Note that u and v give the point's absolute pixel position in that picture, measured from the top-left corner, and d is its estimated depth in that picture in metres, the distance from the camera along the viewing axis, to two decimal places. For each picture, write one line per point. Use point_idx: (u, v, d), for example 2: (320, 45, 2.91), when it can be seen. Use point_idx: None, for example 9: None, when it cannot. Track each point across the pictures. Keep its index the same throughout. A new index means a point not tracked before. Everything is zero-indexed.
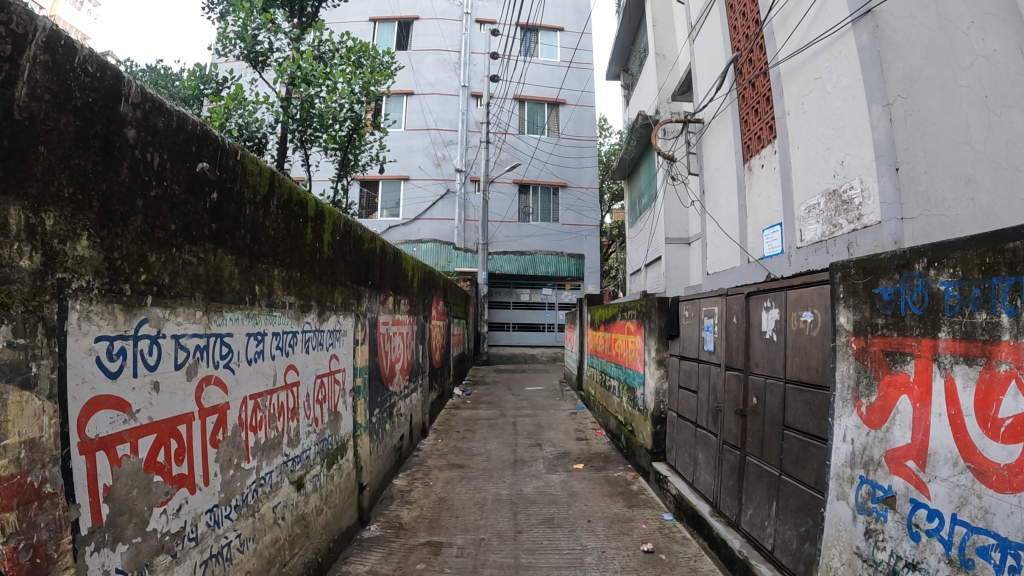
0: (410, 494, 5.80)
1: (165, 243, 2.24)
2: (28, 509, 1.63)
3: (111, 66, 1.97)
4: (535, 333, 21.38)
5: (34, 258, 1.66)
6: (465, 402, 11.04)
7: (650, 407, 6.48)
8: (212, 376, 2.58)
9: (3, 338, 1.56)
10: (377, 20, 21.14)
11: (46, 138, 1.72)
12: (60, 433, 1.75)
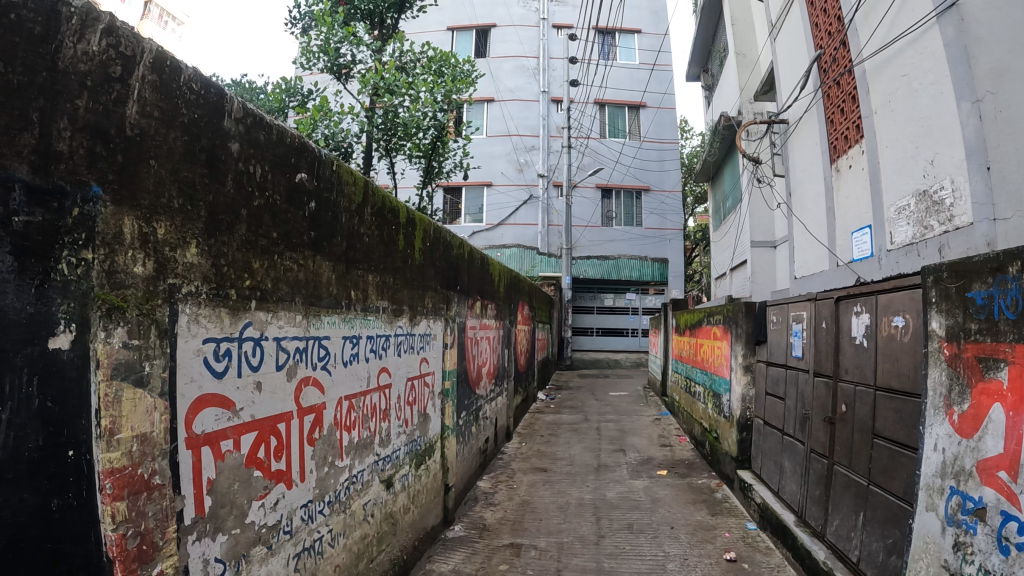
0: (494, 496, 5.86)
1: (267, 250, 2.35)
2: (138, 498, 1.75)
3: (215, 83, 2.08)
4: (618, 337, 21.28)
5: (148, 264, 1.78)
6: (549, 406, 11.10)
7: (736, 413, 6.36)
8: (310, 377, 2.69)
9: (118, 339, 1.69)
10: (455, 29, 21.42)
11: (157, 152, 1.84)
12: (169, 428, 1.87)
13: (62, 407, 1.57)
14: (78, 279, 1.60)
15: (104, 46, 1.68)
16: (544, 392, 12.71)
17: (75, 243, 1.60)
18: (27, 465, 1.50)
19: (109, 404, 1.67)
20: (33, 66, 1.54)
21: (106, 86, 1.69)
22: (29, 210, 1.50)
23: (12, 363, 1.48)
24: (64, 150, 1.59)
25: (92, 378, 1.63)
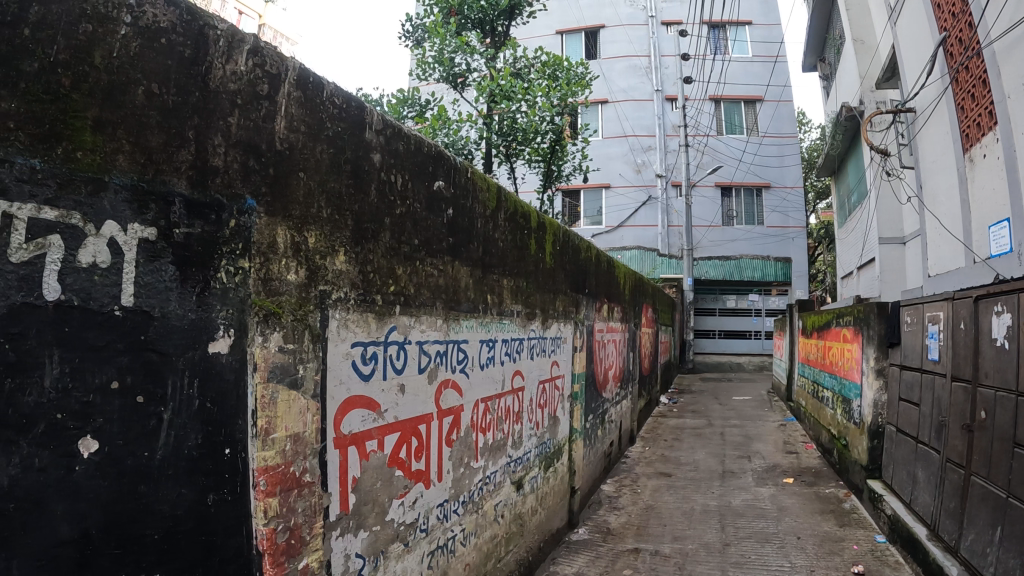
0: (618, 500, 5.81)
1: (410, 257, 2.44)
2: (289, 495, 1.85)
3: (357, 98, 2.16)
4: (741, 341, 20.61)
5: (300, 272, 1.89)
6: (671, 410, 10.95)
7: (867, 420, 6.04)
8: (449, 380, 2.75)
9: (274, 344, 1.80)
10: (565, 32, 21.44)
11: (306, 165, 1.94)
12: (320, 428, 1.97)
13: (218, 408, 1.67)
14: (236, 286, 1.71)
15: (251, 66, 1.79)
16: (668, 396, 12.54)
17: (234, 253, 1.72)
18: (187, 461, 1.62)
19: (265, 405, 1.78)
20: (186, 87, 1.65)
21: (254, 104, 1.79)
22: (188, 222, 1.63)
23: (175, 366, 1.60)
24: (219, 165, 1.70)
25: (249, 381, 1.74)
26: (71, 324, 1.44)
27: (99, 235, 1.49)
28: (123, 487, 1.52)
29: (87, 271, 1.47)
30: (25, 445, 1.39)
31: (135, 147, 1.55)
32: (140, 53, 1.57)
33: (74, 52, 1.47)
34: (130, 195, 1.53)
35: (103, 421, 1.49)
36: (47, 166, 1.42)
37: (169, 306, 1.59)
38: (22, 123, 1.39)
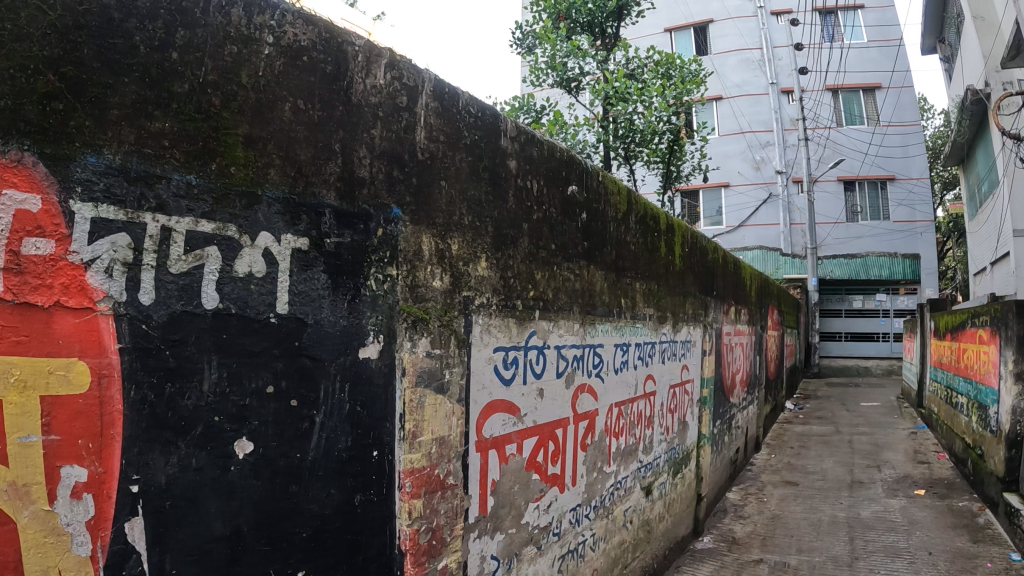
0: (744, 509, 5.65)
1: (547, 262, 2.55)
2: (432, 497, 1.97)
3: (491, 107, 2.26)
4: (870, 343, 19.84)
5: (444, 279, 2.04)
6: (796, 416, 10.59)
7: (1005, 428, 5.60)
8: (586, 385, 2.81)
9: (422, 349, 1.94)
10: (672, 29, 21.15)
11: (447, 174, 2.07)
12: (464, 432, 2.09)
13: (369, 411, 1.79)
14: (385, 293, 1.85)
15: (389, 78, 1.89)
16: (793, 402, 12.14)
17: (381, 261, 1.85)
18: (336, 462, 1.72)
19: (413, 409, 1.91)
20: (332, 103, 1.77)
21: (395, 115, 1.91)
22: (337, 232, 1.75)
23: (328, 370, 1.71)
24: (365, 176, 1.83)
25: (397, 385, 1.87)
26: (230, 331, 1.55)
27: (254, 246, 1.61)
28: (275, 486, 1.62)
29: (244, 281, 1.58)
30: (185, 445, 1.49)
31: (285, 161, 1.66)
32: (284, 71, 1.67)
33: (221, 73, 1.57)
34: (282, 208, 1.65)
35: (258, 424, 1.59)
36: (204, 183, 1.53)
37: (322, 313, 1.71)
38: (178, 142, 1.50)
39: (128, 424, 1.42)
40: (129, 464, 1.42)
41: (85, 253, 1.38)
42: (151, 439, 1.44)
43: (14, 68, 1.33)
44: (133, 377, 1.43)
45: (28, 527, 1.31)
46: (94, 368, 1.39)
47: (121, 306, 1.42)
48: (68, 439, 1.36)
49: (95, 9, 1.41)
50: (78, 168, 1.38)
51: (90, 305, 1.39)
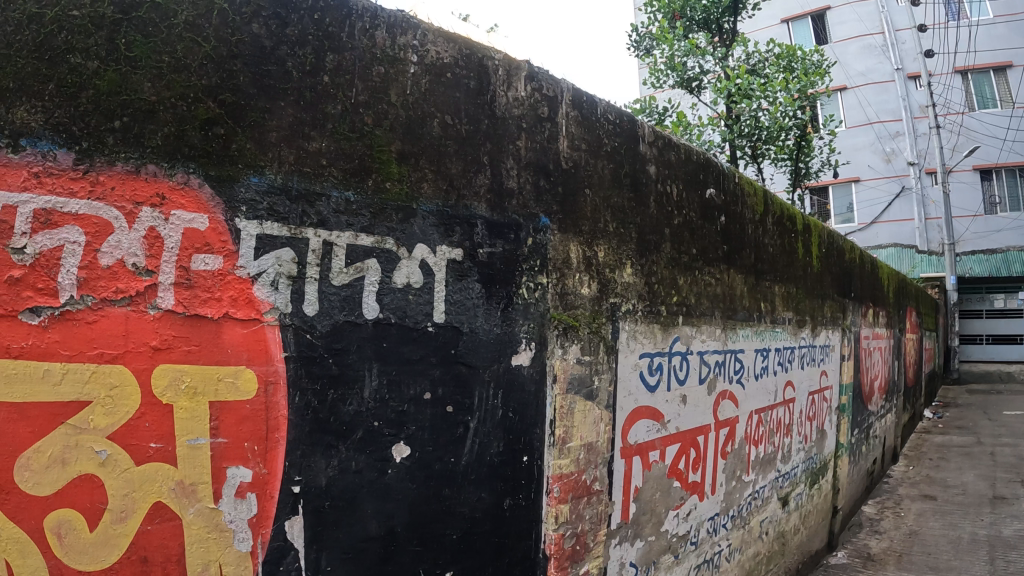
0: (880, 524, 5.40)
1: (690, 266, 2.82)
2: (579, 502, 2.27)
3: (628, 114, 2.55)
4: (1010, 346, 18.88)
5: (592, 287, 2.35)
6: (937, 425, 10.03)
7: None
8: (728, 391, 3.07)
9: (572, 355, 2.25)
10: (790, 19, 20.28)
11: (591, 181, 2.38)
12: (611, 438, 2.40)
13: (520, 416, 2.10)
14: (536, 301, 2.16)
15: (530, 90, 2.20)
16: (932, 410, 11.50)
17: (532, 269, 2.17)
18: (488, 466, 2.02)
19: (564, 414, 2.22)
20: (478, 117, 2.08)
21: (539, 126, 2.21)
22: (488, 242, 2.06)
23: (481, 376, 2.02)
24: (513, 187, 2.14)
25: (548, 391, 2.17)
26: (389, 340, 1.86)
27: (411, 258, 1.91)
28: (430, 489, 1.92)
29: (402, 291, 1.89)
30: (345, 449, 1.79)
31: (437, 174, 1.97)
32: (429, 88, 1.98)
33: (371, 92, 1.88)
34: (435, 219, 1.96)
35: (415, 429, 1.90)
36: (359, 196, 1.83)
37: (476, 321, 2.02)
38: (334, 161, 1.80)
39: (290, 426, 1.71)
40: (291, 465, 1.72)
41: (249, 268, 1.68)
42: (314, 441, 1.74)
43: (177, 98, 1.63)
44: (297, 385, 1.72)
45: (194, 523, 1.59)
46: (258, 376, 1.68)
47: (285, 316, 1.72)
48: (235, 441, 1.65)
49: (247, 41, 1.71)
50: (243, 187, 1.68)
51: (256, 315, 1.68)
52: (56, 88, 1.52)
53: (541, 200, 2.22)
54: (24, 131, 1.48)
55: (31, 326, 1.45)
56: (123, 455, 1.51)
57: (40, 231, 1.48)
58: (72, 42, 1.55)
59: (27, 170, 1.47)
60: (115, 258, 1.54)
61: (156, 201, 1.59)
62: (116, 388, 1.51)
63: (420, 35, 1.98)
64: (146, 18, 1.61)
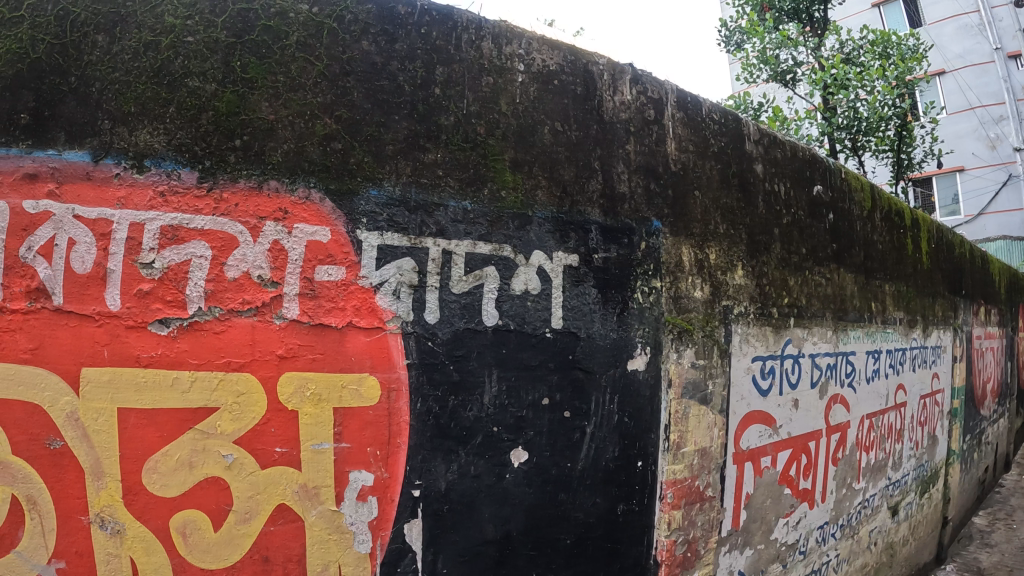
0: (992, 535, 5.18)
1: (800, 267, 2.96)
2: (691, 508, 2.41)
3: (734, 113, 2.71)
4: None
5: (705, 290, 2.49)
6: None
7: None
8: (839, 395, 3.17)
9: (687, 360, 2.40)
10: (881, 3, 19.08)
11: (699, 183, 2.53)
12: (724, 444, 2.54)
13: (635, 421, 2.25)
14: (652, 306, 2.31)
15: (635, 93, 2.37)
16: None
17: (646, 273, 2.31)
18: (603, 471, 2.18)
19: (679, 418, 2.37)
20: (588, 122, 2.26)
21: (645, 129, 2.39)
22: (603, 247, 2.21)
23: (598, 382, 2.17)
24: (625, 191, 2.29)
25: (663, 396, 2.32)
26: (508, 346, 2.04)
27: (529, 264, 2.08)
28: (546, 493, 2.09)
29: (521, 297, 2.07)
30: (465, 454, 1.99)
31: (550, 182, 2.15)
32: (538, 95, 2.17)
33: (482, 103, 2.09)
34: (551, 225, 2.13)
35: (534, 434, 2.07)
36: (476, 206, 2.03)
37: (593, 327, 2.18)
38: (449, 172, 2.01)
39: (411, 432, 1.93)
40: (412, 470, 1.92)
41: (371, 278, 1.89)
42: (434, 447, 1.95)
43: (294, 116, 1.89)
44: (419, 392, 1.93)
45: (316, 524, 1.82)
46: (381, 383, 1.89)
47: (407, 324, 1.93)
48: (358, 446, 1.86)
49: (357, 57, 1.96)
50: (363, 200, 1.90)
51: (380, 324, 1.90)
52: (174, 110, 1.81)
53: (653, 203, 2.37)
54: (147, 153, 1.77)
55: (161, 336, 1.73)
56: (247, 458, 1.77)
57: (166, 247, 1.75)
58: (189, 66, 1.83)
59: (154, 189, 1.75)
60: (241, 270, 1.79)
61: (278, 215, 1.83)
62: (243, 395, 1.77)
63: (524, 44, 2.18)
64: (259, 41, 1.87)
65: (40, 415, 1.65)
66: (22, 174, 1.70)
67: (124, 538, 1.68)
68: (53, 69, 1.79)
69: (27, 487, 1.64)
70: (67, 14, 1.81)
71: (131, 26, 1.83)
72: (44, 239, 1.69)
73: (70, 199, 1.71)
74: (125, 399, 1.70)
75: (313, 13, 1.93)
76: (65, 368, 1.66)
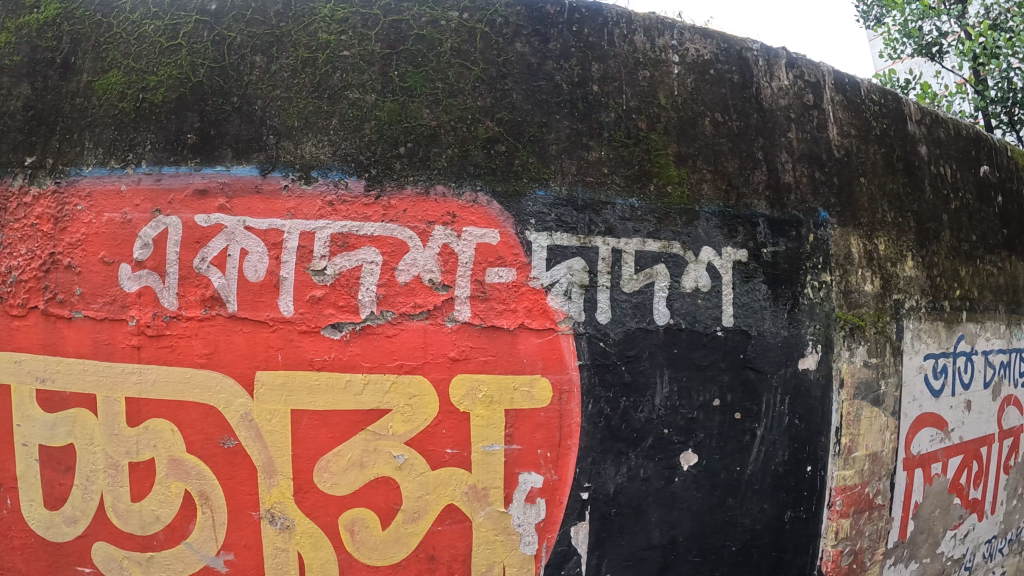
0: None
1: (971, 255, 3.04)
2: (859, 517, 2.56)
3: (893, 93, 2.80)
4: None
5: (875, 284, 2.60)
6: None
7: None
8: (1012, 397, 3.33)
9: (859, 358, 2.52)
10: None
11: (864, 169, 2.62)
12: (894, 449, 2.68)
13: (806, 424, 2.38)
14: (821, 302, 2.42)
15: (792, 78, 2.50)
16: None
17: (815, 267, 2.43)
18: (772, 476, 2.33)
19: (852, 421, 2.50)
20: (748, 111, 2.39)
21: (805, 114, 2.51)
22: (771, 241, 2.34)
23: (769, 383, 2.32)
24: (790, 181, 2.42)
25: (835, 397, 2.45)
26: (679, 346, 2.19)
27: (698, 261, 2.22)
28: (714, 497, 2.26)
29: (691, 295, 2.20)
30: (634, 457, 2.16)
31: (714, 175, 2.28)
32: (694, 86, 2.33)
33: (639, 97, 2.25)
34: (718, 220, 2.26)
35: (703, 436, 2.23)
36: (643, 202, 2.18)
37: (763, 324, 2.30)
38: (614, 170, 2.17)
39: (582, 434, 2.10)
40: (581, 472, 2.11)
41: (542, 279, 2.06)
42: (604, 450, 2.13)
43: (456, 121, 2.08)
44: (590, 393, 2.10)
45: (482, 524, 2.04)
46: (553, 384, 2.07)
47: (579, 325, 2.09)
48: (528, 448, 2.06)
49: (513, 58, 2.16)
50: (530, 201, 2.08)
51: (552, 325, 2.07)
52: (338, 122, 2.05)
53: (818, 192, 2.48)
54: (315, 164, 2.02)
55: (333, 339, 1.99)
56: (417, 459, 2.00)
57: (338, 254, 1.99)
58: (347, 79, 2.08)
59: (322, 199, 2.01)
60: (412, 274, 2.01)
61: (447, 219, 2.03)
62: (414, 397, 2.00)
63: (677, 35, 2.35)
64: (414, 50, 2.11)
65: (218, 418, 1.99)
66: (194, 190, 2.03)
67: (291, 533, 1.99)
68: (216, 90, 2.09)
69: (201, 483, 2.00)
70: (223, 39, 2.12)
71: (287, 46, 2.10)
72: (217, 251, 2.01)
73: (241, 212, 2.01)
74: (297, 401, 1.98)
75: (464, 19, 2.15)
76: (239, 372, 1.99)
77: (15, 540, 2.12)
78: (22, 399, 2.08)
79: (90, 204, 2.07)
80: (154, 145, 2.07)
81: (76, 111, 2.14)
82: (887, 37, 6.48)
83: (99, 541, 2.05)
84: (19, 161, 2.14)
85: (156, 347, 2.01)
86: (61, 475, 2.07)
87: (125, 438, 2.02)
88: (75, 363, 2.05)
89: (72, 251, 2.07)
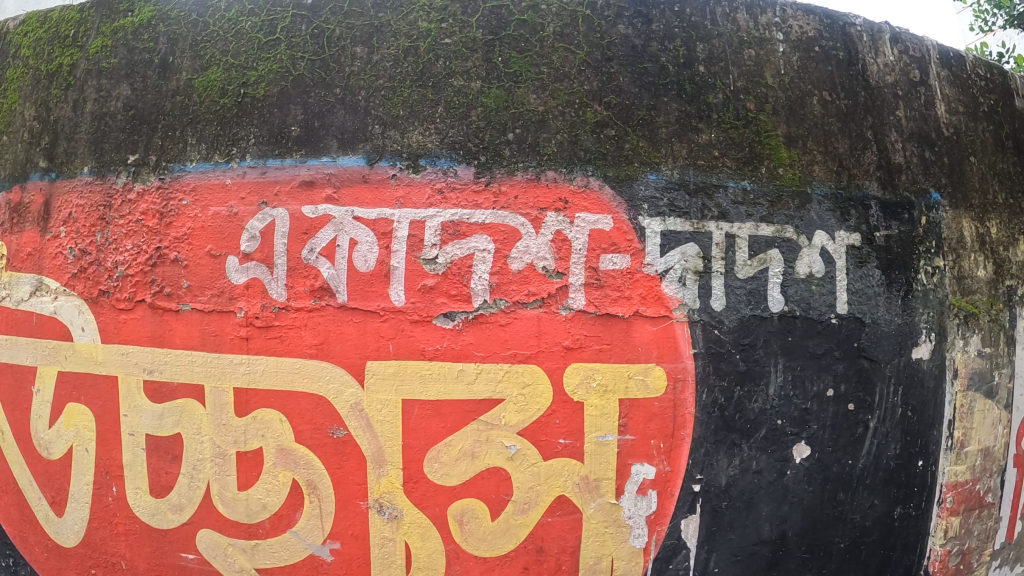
0: None
1: None
2: (969, 516, 2.43)
3: (1000, 67, 2.64)
4: None
5: (988, 269, 2.46)
6: None
7: None
8: None
9: (974, 348, 2.38)
10: None
11: (975, 148, 2.48)
12: (1006, 445, 2.54)
13: (919, 416, 2.27)
14: (936, 288, 2.30)
15: (898, 54, 2.37)
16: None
17: (929, 252, 2.31)
18: (885, 470, 2.23)
19: (966, 413, 2.37)
20: (855, 88, 2.28)
21: (913, 91, 2.37)
22: (884, 224, 2.23)
23: (883, 373, 2.21)
24: (901, 161, 2.30)
25: (948, 387, 2.32)
26: (794, 333, 2.11)
27: (811, 245, 2.13)
28: (826, 491, 2.17)
29: (805, 281, 2.12)
30: (747, 449, 2.09)
31: (825, 156, 2.19)
32: (800, 64, 2.23)
33: (747, 77, 2.17)
34: (830, 203, 2.17)
35: (817, 428, 2.15)
36: (754, 185, 2.11)
37: (878, 312, 2.20)
38: (724, 152, 2.10)
39: (696, 424, 2.05)
40: (693, 464, 2.06)
41: (656, 265, 2.02)
42: (717, 441, 2.07)
43: (564, 106, 2.05)
44: (705, 382, 2.05)
45: (592, 516, 2.01)
46: (668, 373, 2.02)
47: (693, 312, 2.04)
48: (641, 438, 2.02)
49: (617, 41, 2.11)
50: (643, 185, 2.03)
51: (667, 313, 2.02)
52: (444, 110, 2.03)
53: (929, 172, 2.36)
54: (422, 153, 2.01)
55: (445, 328, 1.98)
56: (529, 450, 1.98)
57: (448, 242, 1.99)
58: (450, 67, 2.06)
59: (431, 188, 2.00)
60: (524, 261, 1.98)
61: (559, 206, 2.00)
62: (528, 386, 1.98)
63: (780, 12, 2.25)
64: (516, 36, 2.08)
65: (329, 408, 2.00)
66: (300, 181, 2.05)
67: (398, 523, 2.00)
68: (318, 83, 2.10)
69: (309, 473, 2.02)
70: (322, 32, 2.12)
71: (387, 36, 2.09)
72: (327, 241, 2.02)
73: (349, 202, 2.02)
74: (409, 391, 1.98)
75: (566, 2, 2.11)
76: (350, 362, 2.00)
77: (119, 526, 2.19)
78: (130, 390, 2.15)
79: (195, 199, 2.11)
80: (258, 139, 2.09)
81: (177, 109, 2.18)
82: (977, 8, 6.14)
83: (204, 529, 2.09)
84: (122, 160, 2.20)
85: (266, 338, 2.04)
86: (168, 464, 2.12)
87: (233, 428, 2.05)
88: (183, 355, 2.10)
89: (178, 245, 2.12)
